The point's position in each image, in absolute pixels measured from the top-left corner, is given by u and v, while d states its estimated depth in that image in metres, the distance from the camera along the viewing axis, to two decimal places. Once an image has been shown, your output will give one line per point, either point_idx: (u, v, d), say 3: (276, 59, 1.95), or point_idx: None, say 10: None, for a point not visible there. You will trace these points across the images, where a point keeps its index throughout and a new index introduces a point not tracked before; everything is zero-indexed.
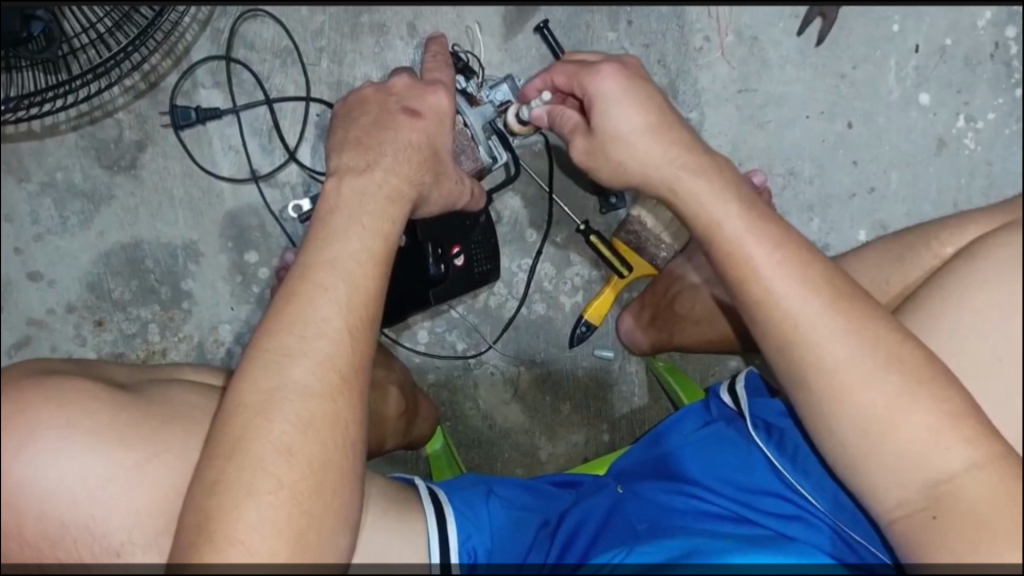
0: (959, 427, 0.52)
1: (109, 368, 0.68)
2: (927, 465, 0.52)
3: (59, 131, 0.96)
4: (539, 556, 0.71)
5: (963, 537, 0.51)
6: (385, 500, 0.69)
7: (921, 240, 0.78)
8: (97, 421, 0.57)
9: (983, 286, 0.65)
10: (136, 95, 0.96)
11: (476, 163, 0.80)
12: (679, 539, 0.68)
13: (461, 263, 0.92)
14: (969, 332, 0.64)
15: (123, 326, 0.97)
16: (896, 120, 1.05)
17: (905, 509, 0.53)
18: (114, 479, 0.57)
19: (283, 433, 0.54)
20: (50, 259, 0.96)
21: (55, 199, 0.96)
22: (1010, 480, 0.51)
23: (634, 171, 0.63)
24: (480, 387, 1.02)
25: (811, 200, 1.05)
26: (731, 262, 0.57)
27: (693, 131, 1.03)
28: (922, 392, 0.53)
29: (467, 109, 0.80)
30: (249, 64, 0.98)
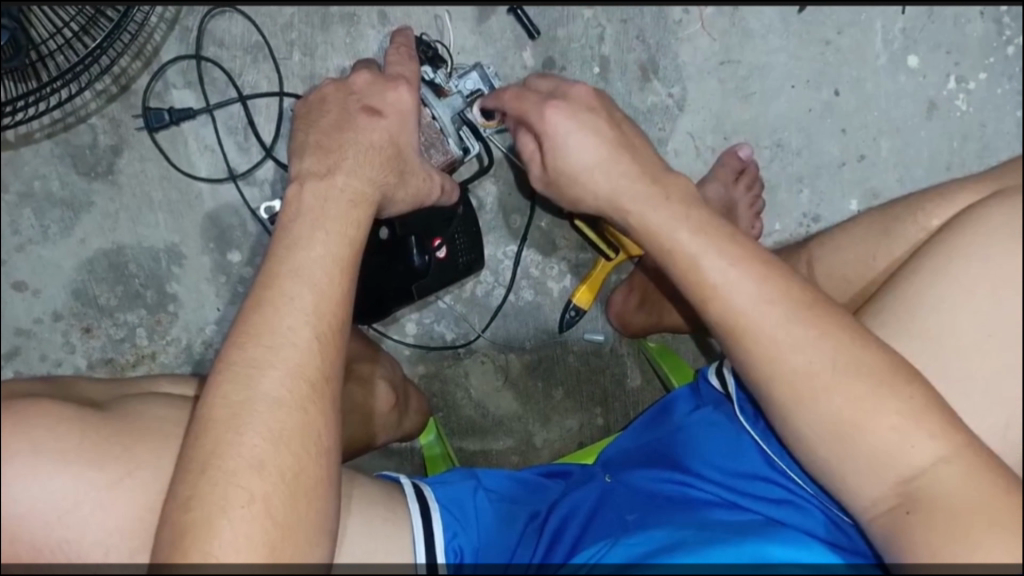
0: (926, 422, 0.53)
1: (81, 384, 0.67)
2: (897, 462, 0.53)
3: (34, 139, 0.95)
4: (527, 549, 0.71)
5: (935, 530, 0.51)
6: (370, 502, 0.68)
7: (907, 210, 0.75)
8: (63, 444, 0.57)
9: (976, 259, 0.62)
10: (108, 99, 0.95)
11: (446, 156, 0.78)
12: (665, 527, 0.67)
13: (444, 255, 0.91)
14: (943, 309, 0.62)
15: (110, 332, 0.97)
16: (884, 84, 1.02)
17: (878, 508, 0.54)
18: (87, 501, 0.57)
19: (253, 443, 0.54)
20: (34, 268, 0.96)
21: (34, 208, 0.96)
22: (977, 470, 0.52)
23: (609, 174, 0.66)
24: (472, 376, 1.01)
25: (800, 170, 1.03)
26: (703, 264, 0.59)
27: (675, 107, 1.01)
28: (888, 387, 0.54)
29: (434, 101, 0.78)
30: (220, 62, 0.96)
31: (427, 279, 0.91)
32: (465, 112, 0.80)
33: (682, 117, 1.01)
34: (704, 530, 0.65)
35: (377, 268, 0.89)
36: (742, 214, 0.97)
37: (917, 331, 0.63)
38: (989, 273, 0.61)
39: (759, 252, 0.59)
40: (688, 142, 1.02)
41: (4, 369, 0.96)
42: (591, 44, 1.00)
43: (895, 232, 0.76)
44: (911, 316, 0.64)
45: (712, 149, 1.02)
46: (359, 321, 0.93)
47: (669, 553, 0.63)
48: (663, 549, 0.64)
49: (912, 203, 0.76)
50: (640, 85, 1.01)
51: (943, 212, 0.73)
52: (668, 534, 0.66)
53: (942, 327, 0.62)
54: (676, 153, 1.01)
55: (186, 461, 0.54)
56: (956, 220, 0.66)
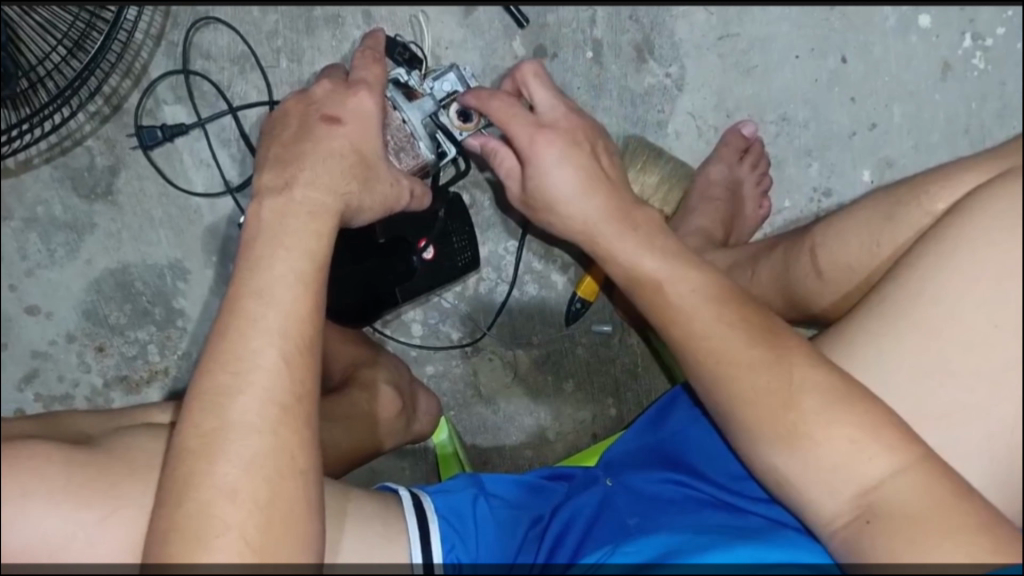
0: (883, 436, 0.55)
1: (75, 420, 0.70)
2: (857, 473, 0.56)
3: (34, 165, 0.96)
4: (527, 558, 0.71)
5: (895, 539, 0.54)
6: (368, 518, 0.69)
7: (910, 194, 0.73)
8: (50, 483, 0.59)
9: (980, 249, 0.59)
10: (101, 120, 0.96)
11: (417, 161, 0.76)
12: (663, 535, 0.67)
13: (429, 257, 0.91)
14: (945, 301, 0.59)
15: (123, 349, 0.98)
16: (894, 48, 0.98)
17: (840, 520, 0.57)
18: (76, 538, 0.59)
19: (231, 475, 0.54)
20: (45, 292, 0.98)
21: (40, 233, 0.97)
22: (930, 479, 0.55)
23: (576, 201, 0.68)
24: (481, 374, 1.00)
25: (809, 144, 0.99)
26: (667, 284, 0.64)
27: (674, 87, 0.98)
28: (843, 404, 0.56)
29: (405, 104, 0.76)
30: (209, 74, 0.96)
31: (414, 280, 0.91)
32: (438, 114, 0.77)
33: (682, 97, 0.98)
34: (701, 536, 0.65)
35: (359, 270, 0.89)
36: (747, 194, 0.95)
37: (921, 322, 0.60)
38: (994, 262, 0.58)
39: (720, 280, 0.63)
40: (689, 123, 0.98)
41: (25, 392, 0.98)
42: (583, 27, 0.97)
43: (899, 214, 0.73)
44: (913, 308, 0.61)
45: (715, 129, 0.98)
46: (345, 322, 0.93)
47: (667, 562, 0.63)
48: (662, 558, 0.64)
49: (916, 184, 0.73)
50: (636, 67, 0.97)
51: (949, 194, 0.70)
52: (667, 542, 0.66)
53: (946, 319, 0.60)
54: (677, 134, 0.98)
55: (164, 496, 0.54)
56: (964, 202, 0.62)
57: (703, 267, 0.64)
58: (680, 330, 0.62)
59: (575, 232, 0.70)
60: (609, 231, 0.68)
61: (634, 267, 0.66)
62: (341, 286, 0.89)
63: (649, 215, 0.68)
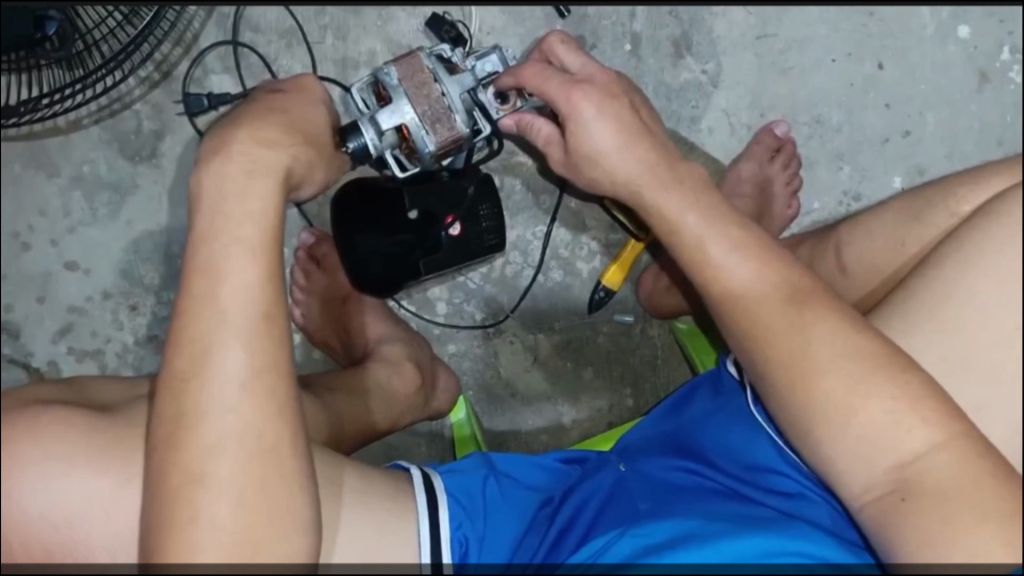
0: (921, 408, 0.57)
1: (102, 387, 0.71)
2: (893, 449, 0.57)
3: (83, 126, 1.00)
4: (535, 537, 0.73)
5: (930, 517, 0.55)
6: (384, 491, 0.71)
7: (938, 196, 0.75)
8: (69, 451, 0.61)
9: (1005, 253, 0.61)
10: (151, 85, 0.99)
11: (451, 133, 0.76)
12: (674, 519, 0.68)
13: (456, 233, 0.92)
14: (980, 302, 0.62)
15: (156, 310, 1.01)
16: (931, 57, 0.98)
17: (871, 494, 0.58)
18: (90, 505, 0.60)
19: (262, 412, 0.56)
20: (85, 249, 1.01)
21: (84, 192, 1.00)
22: (969, 455, 0.56)
23: (616, 166, 0.71)
24: (501, 356, 1.01)
25: (841, 147, 0.99)
26: (709, 241, 0.65)
27: (709, 83, 0.99)
28: (883, 375, 0.58)
29: (446, 77, 0.77)
30: (256, 47, 0.99)
31: (439, 255, 0.92)
32: (476, 91, 0.78)
33: (717, 94, 0.99)
34: (712, 524, 0.67)
35: (387, 242, 0.90)
36: (777, 193, 0.95)
37: (948, 325, 0.63)
38: (1019, 265, 0.61)
39: (762, 239, 0.65)
40: (723, 120, 0.99)
41: (58, 345, 1.01)
42: (621, 20, 0.98)
43: (925, 217, 0.76)
44: (941, 309, 0.63)
45: (748, 127, 0.99)
46: (371, 293, 0.95)
47: (678, 546, 0.65)
48: (671, 543, 0.65)
49: (946, 187, 0.75)
50: (673, 62, 0.99)
51: (976, 197, 0.73)
52: (679, 526, 0.67)
53: (973, 320, 0.62)
54: (710, 130, 0.99)
55: (181, 432, 0.54)
56: (989, 204, 0.64)
57: (732, 246, 0.64)
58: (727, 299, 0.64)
59: (618, 188, 0.72)
60: (649, 182, 0.70)
61: (672, 226, 0.68)
62: (374, 256, 0.92)
63: (697, 178, 0.70)
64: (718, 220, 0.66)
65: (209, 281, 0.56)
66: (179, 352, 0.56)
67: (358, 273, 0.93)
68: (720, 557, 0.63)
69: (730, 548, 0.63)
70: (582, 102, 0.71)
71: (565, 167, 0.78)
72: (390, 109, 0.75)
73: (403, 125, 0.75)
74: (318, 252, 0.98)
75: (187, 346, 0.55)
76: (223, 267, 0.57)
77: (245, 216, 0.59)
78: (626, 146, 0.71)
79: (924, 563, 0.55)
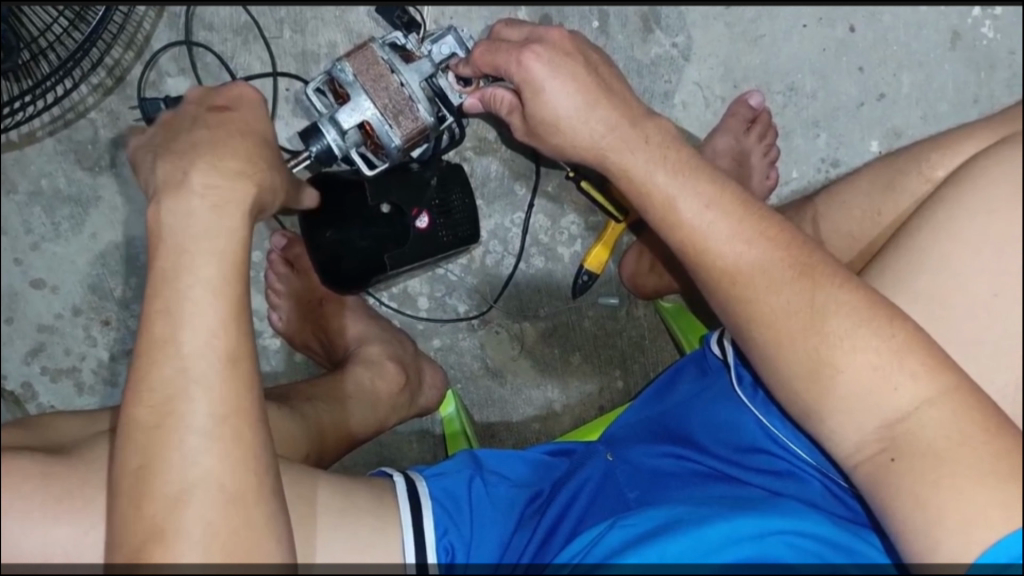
0: (908, 363, 0.56)
1: (65, 420, 0.71)
2: (883, 404, 0.57)
3: (37, 138, 0.96)
4: (524, 535, 0.74)
5: (918, 477, 0.55)
6: (373, 504, 0.71)
7: (911, 162, 0.75)
8: (30, 501, 0.61)
9: (974, 218, 0.62)
10: (105, 91, 0.95)
11: (416, 123, 0.74)
12: (661, 508, 0.70)
13: (423, 225, 0.90)
14: (955, 270, 0.62)
15: (129, 323, 0.98)
16: (902, 16, 0.97)
17: (864, 452, 0.58)
18: (60, 545, 0.61)
19: (248, 425, 0.56)
20: (49, 266, 0.97)
21: (44, 207, 0.97)
22: (959, 409, 0.55)
23: (588, 141, 0.69)
24: (487, 347, 1.00)
25: (817, 114, 0.98)
26: (681, 205, 0.64)
27: (680, 56, 0.97)
28: (871, 328, 0.58)
29: (402, 67, 0.74)
30: (211, 46, 0.96)
31: (405, 247, 0.89)
32: (435, 78, 0.76)
33: (689, 67, 0.97)
34: (701, 508, 0.68)
35: (352, 233, 0.87)
36: (754, 166, 0.93)
37: (923, 297, 0.63)
38: (995, 229, 0.61)
39: (742, 201, 0.64)
40: (696, 93, 0.98)
41: (31, 365, 0.98)
42: None
43: (899, 184, 0.75)
44: (917, 278, 0.64)
45: (723, 99, 0.98)
46: (336, 291, 0.92)
47: (667, 534, 0.66)
48: (662, 529, 0.67)
49: (916, 154, 0.75)
50: (643, 36, 0.96)
51: (949, 162, 0.72)
52: (666, 514, 0.69)
53: (953, 288, 0.62)
54: (684, 105, 0.97)
55: (169, 453, 0.55)
56: (961, 170, 0.64)
57: (705, 203, 0.63)
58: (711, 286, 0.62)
59: (583, 155, 0.71)
60: (622, 142, 0.68)
61: (645, 190, 0.66)
62: (345, 255, 0.89)
63: (666, 136, 0.68)
64: (700, 204, 0.64)
65: (187, 304, 0.56)
66: (155, 381, 0.55)
67: (328, 272, 0.90)
68: (711, 542, 0.65)
69: (721, 531, 0.65)
70: (536, 67, 0.68)
71: (529, 135, 0.74)
72: (349, 107, 0.73)
73: (365, 122, 0.74)
74: (291, 254, 0.95)
75: (164, 379, 0.55)
76: (197, 289, 0.57)
77: (221, 237, 0.58)
78: (595, 119, 0.68)
79: (917, 526, 0.54)
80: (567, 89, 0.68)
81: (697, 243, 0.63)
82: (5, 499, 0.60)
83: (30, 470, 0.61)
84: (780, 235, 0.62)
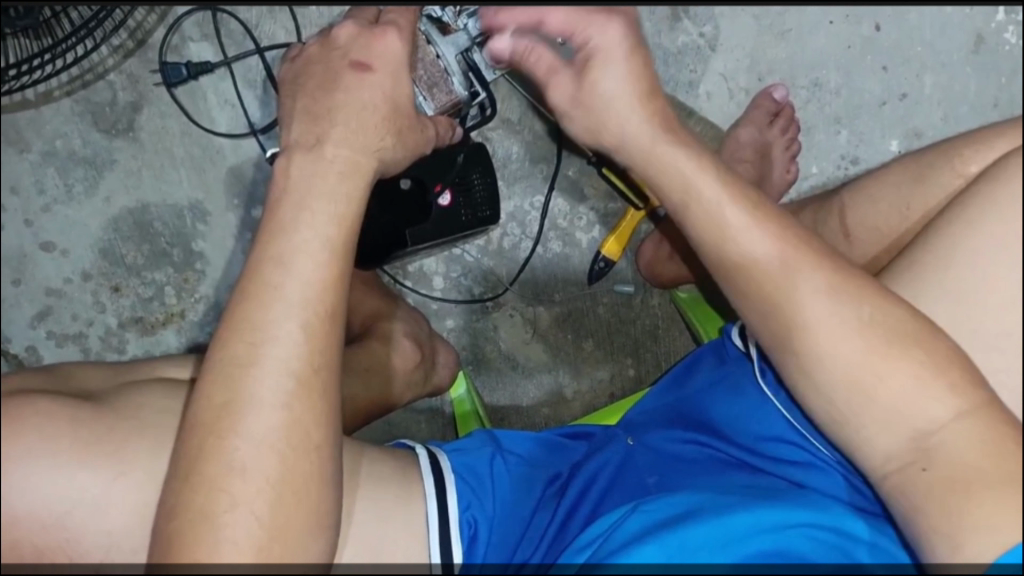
0: (947, 375, 0.56)
1: (86, 371, 0.70)
2: (918, 417, 0.56)
3: (54, 98, 0.94)
4: (545, 516, 0.73)
5: (952, 494, 0.54)
6: (394, 478, 0.71)
7: (943, 156, 0.75)
8: (47, 462, 0.59)
9: (1001, 217, 0.62)
10: (125, 54, 0.94)
11: (450, 97, 0.75)
12: (681, 494, 0.70)
13: (445, 203, 0.89)
14: (984, 270, 0.62)
15: (139, 290, 0.97)
16: (928, 17, 0.97)
17: (893, 465, 0.57)
18: (79, 508, 0.59)
19: (284, 388, 0.55)
20: (60, 228, 0.96)
21: (58, 168, 0.95)
22: (990, 423, 0.55)
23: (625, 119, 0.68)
24: (500, 329, 1.00)
25: (839, 111, 0.98)
26: (716, 189, 0.64)
27: (707, 47, 0.97)
28: (915, 341, 0.57)
29: (439, 39, 0.75)
30: (236, 12, 0.94)
31: (426, 223, 0.89)
32: (471, 52, 0.75)
33: (715, 58, 0.98)
34: (723, 497, 0.68)
35: (372, 204, 0.87)
36: (776, 159, 0.93)
37: (956, 288, 0.63)
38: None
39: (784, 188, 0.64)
40: (721, 84, 0.98)
41: (38, 329, 0.96)
42: None
43: (930, 178, 0.76)
44: (947, 269, 0.63)
45: (747, 91, 0.98)
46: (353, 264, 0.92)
47: (689, 521, 0.66)
48: (683, 516, 0.67)
49: (946, 149, 0.76)
50: (670, 25, 0.97)
51: (982, 158, 0.73)
52: (687, 501, 0.69)
53: (983, 280, 0.62)
54: (708, 95, 0.98)
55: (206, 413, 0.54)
56: (992, 168, 0.65)
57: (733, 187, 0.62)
58: (748, 272, 0.61)
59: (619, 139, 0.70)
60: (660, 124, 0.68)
61: None
62: (366, 228, 0.87)
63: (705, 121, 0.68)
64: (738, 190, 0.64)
65: None
66: None
67: None
68: (733, 531, 0.65)
69: (743, 521, 0.65)
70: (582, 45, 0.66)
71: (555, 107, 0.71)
72: None
73: None
74: None
75: None
76: None
77: None
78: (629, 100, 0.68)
79: (942, 535, 0.54)
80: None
81: (735, 227, 0.62)
82: (26, 455, 0.59)
83: (51, 428, 0.60)
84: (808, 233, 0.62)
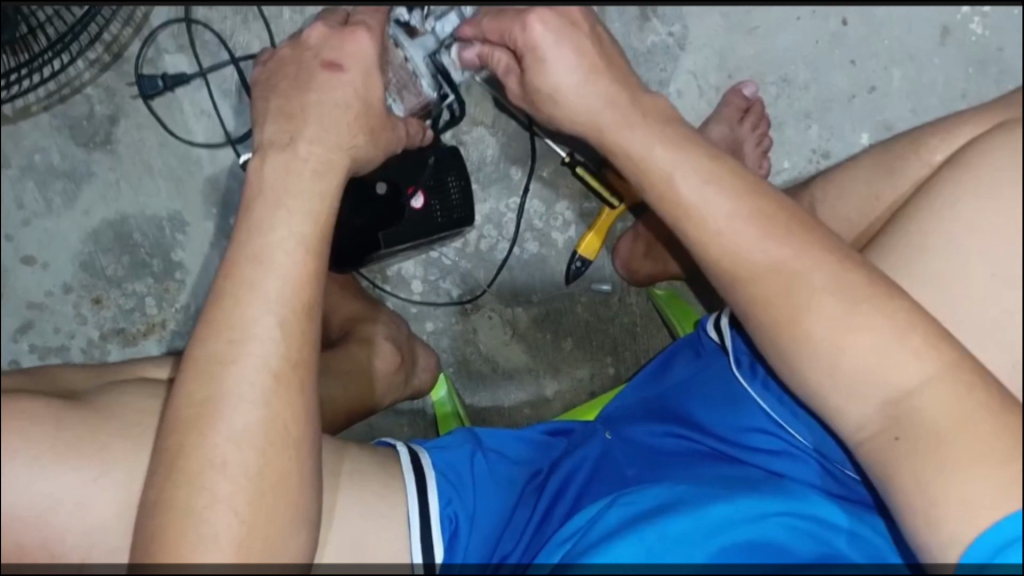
0: (909, 341, 0.55)
1: (65, 374, 0.71)
2: (884, 382, 0.55)
3: (32, 113, 0.96)
4: (525, 511, 0.74)
5: (929, 460, 0.53)
6: (370, 477, 0.71)
7: (910, 148, 0.76)
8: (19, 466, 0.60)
9: (973, 192, 0.62)
10: (102, 67, 0.95)
11: (419, 98, 0.77)
12: (659, 486, 0.70)
13: (419, 205, 0.90)
14: (959, 251, 0.62)
15: (121, 302, 0.97)
16: (895, 12, 0.99)
17: (867, 432, 0.56)
18: (51, 513, 0.60)
19: (251, 384, 0.56)
20: (41, 241, 0.97)
21: (38, 182, 0.96)
22: (965, 384, 0.54)
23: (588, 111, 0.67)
24: (480, 331, 1.00)
25: (808, 105, 0.99)
26: None
27: (676, 45, 0.99)
28: (871, 304, 0.56)
29: (406, 42, 0.75)
30: (211, 24, 0.96)
31: (399, 226, 0.90)
32: (438, 54, 0.77)
33: (684, 57, 0.99)
34: (700, 488, 0.68)
35: (344, 209, 0.88)
36: (749, 154, 0.94)
37: (923, 274, 0.63)
38: (999, 209, 0.61)
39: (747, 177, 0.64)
40: (691, 82, 0.99)
41: (20, 342, 0.97)
42: None
43: (898, 169, 0.76)
44: (911, 254, 0.64)
45: (717, 89, 0.99)
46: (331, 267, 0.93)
47: (665, 515, 0.67)
48: (660, 509, 0.68)
49: (912, 140, 0.77)
50: (639, 26, 0.98)
51: (948, 147, 0.73)
52: (664, 494, 0.69)
53: (948, 263, 0.62)
54: (679, 93, 0.99)
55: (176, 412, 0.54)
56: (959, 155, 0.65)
57: (704, 177, 0.61)
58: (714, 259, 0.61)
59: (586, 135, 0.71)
60: None
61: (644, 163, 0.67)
62: (340, 232, 0.89)
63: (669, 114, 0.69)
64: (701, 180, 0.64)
65: None
66: None
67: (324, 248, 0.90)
68: (709, 522, 0.65)
69: (718, 513, 0.66)
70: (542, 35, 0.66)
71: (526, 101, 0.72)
72: None
73: None
74: None
75: None
76: None
77: None
78: (597, 92, 0.66)
79: (919, 508, 0.53)
80: (575, 62, 0.66)
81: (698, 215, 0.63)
82: None
83: (23, 431, 0.61)
84: (776, 214, 0.60)
